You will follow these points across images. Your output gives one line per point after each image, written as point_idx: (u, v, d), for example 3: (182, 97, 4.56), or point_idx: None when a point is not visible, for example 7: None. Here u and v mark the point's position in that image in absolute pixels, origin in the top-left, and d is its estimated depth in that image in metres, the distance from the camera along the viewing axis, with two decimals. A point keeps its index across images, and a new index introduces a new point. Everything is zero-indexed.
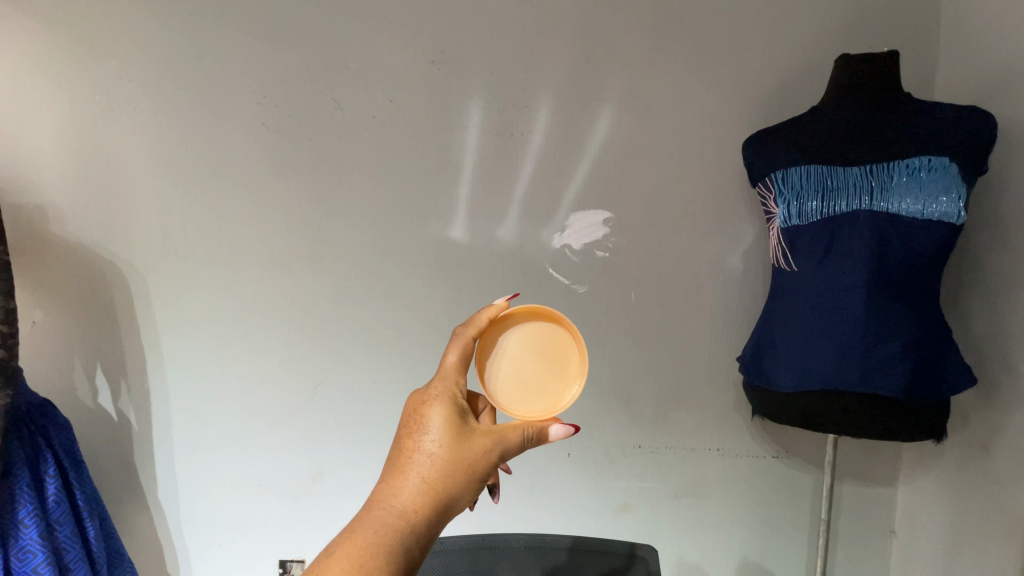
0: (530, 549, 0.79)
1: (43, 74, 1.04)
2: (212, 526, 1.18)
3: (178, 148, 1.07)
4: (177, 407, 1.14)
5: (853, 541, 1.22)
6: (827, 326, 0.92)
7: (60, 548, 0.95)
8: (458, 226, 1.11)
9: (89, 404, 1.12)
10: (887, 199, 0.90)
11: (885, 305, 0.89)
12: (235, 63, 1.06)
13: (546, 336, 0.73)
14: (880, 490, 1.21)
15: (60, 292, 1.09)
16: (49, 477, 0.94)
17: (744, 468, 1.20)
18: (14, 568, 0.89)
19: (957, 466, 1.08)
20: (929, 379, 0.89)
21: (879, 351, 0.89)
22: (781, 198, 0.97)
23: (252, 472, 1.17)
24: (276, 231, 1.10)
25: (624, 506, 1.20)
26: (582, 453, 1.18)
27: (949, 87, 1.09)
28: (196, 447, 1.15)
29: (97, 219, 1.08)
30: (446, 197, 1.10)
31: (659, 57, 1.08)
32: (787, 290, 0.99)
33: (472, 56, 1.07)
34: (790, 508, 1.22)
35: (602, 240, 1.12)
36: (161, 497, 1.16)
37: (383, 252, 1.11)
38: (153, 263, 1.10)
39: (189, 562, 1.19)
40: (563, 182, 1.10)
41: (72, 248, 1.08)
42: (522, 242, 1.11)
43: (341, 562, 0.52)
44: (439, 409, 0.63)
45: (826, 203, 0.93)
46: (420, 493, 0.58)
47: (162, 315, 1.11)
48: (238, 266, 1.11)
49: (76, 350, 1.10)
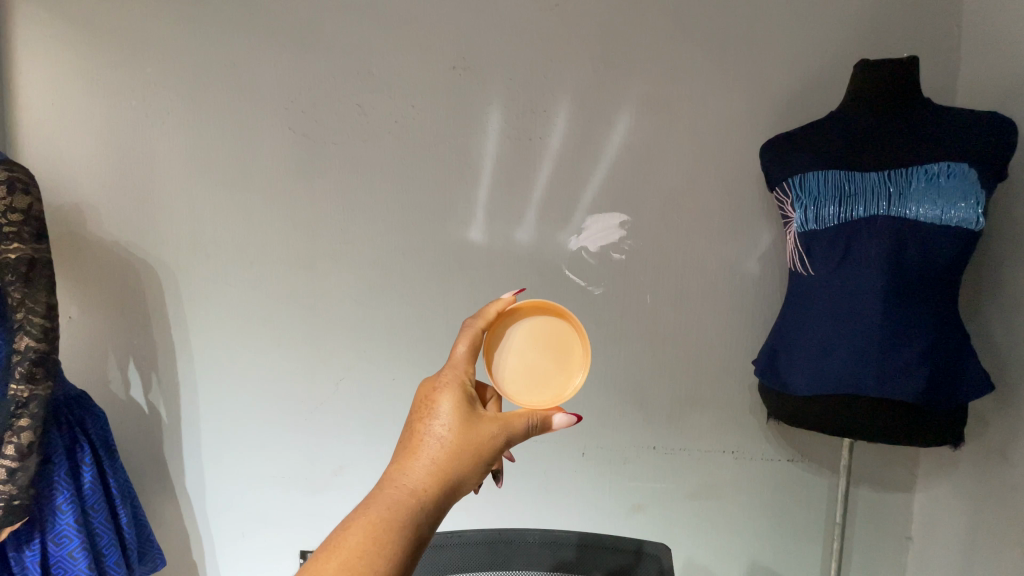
0: (545, 543, 0.81)
1: (81, 79, 1.09)
2: (237, 514, 1.22)
3: (207, 151, 1.11)
4: (204, 400, 1.18)
5: (868, 545, 1.22)
6: (843, 329, 0.93)
7: (95, 533, 0.99)
8: (477, 228, 1.13)
9: (122, 396, 1.17)
10: (905, 205, 0.90)
11: (900, 308, 0.90)
12: (264, 68, 1.09)
13: (550, 329, 0.75)
14: (896, 495, 1.20)
15: (95, 288, 1.14)
16: (86, 464, 0.98)
17: (758, 471, 1.21)
18: (52, 551, 0.94)
19: (975, 471, 1.07)
20: (945, 383, 0.89)
21: (893, 354, 0.89)
22: (799, 203, 0.98)
23: (275, 462, 1.20)
24: (300, 232, 1.14)
25: (638, 506, 1.22)
26: (596, 452, 1.20)
27: (969, 92, 1.08)
28: (222, 438, 1.19)
29: (129, 218, 1.12)
30: (466, 199, 1.13)
31: (677, 63, 1.10)
32: (803, 294, 1.00)
33: (492, 62, 1.09)
34: (804, 511, 1.22)
35: (618, 243, 1.14)
36: (188, 486, 1.21)
37: (404, 253, 1.14)
38: (182, 261, 1.14)
39: (214, 550, 1.23)
40: (581, 185, 1.12)
41: (106, 246, 1.13)
42: (539, 244, 1.13)
43: (357, 535, 0.55)
44: (448, 395, 0.65)
45: (844, 208, 0.94)
46: (430, 473, 0.60)
47: (190, 311, 1.15)
48: (264, 266, 1.14)
49: (111, 344, 1.15)
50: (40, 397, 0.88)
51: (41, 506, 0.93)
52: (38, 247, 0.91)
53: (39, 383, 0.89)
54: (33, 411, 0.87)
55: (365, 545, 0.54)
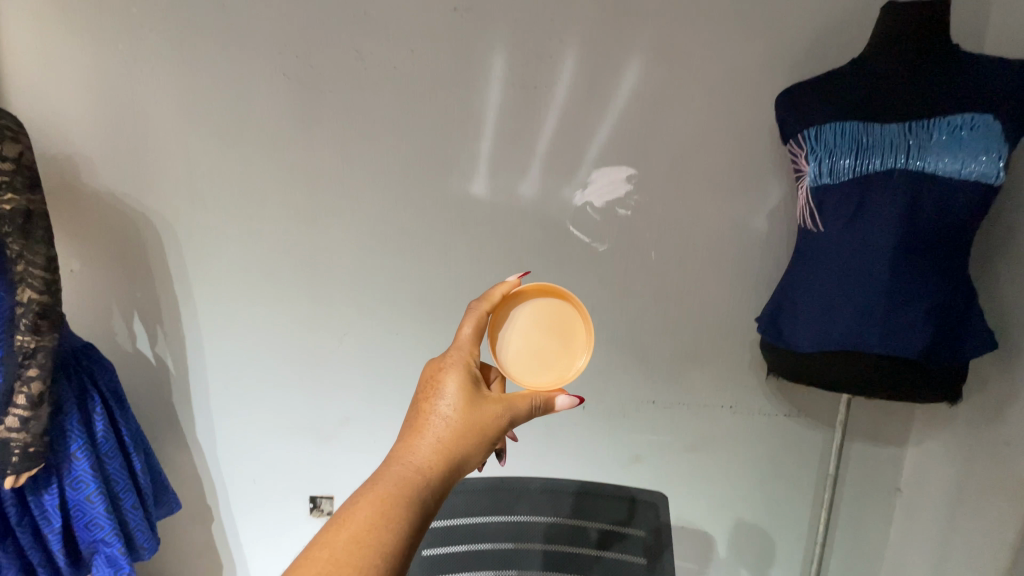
0: (546, 491, 0.84)
1: (63, 20, 1.03)
2: (247, 462, 1.26)
3: (199, 99, 1.07)
4: (209, 353, 1.19)
5: (857, 494, 1.27)
6: (850, 286, 0.92)
7: (110, 478, 1.02)
8: (480, 182, 1.11)
9: (129, 348, 1.19)
10: (923, 158, 0.87)
11: (909, 266, 0.88)
12: (254, 9, 1.03)
13: (553, 312, 0.75)
14: (889, 449, 1.23)
15: (95, 242, 1.13)
16: (97, 414, 1.00)
17: (756, 425, 1.23)
18: (70, 495, 0.97)
19: (970, 428, 1.09)
20: (948, 341, 0.89)
21: (899, 312, 0.89)
22: (813, 155, 0.95)
23: (282, 414, 1.23)
24: (299, 185, 1.11)
25: (636, 457, 1.25)
26: (596, 406, 1.22)
27: (1001, 38, 1.02)
28: (229, 390, 1.21)
29: (123, 170, 1.10)
30: (468, 152, 1.10)
31: (692, 5, 1.03)
32: (811, 250, 0.98)
33: (496, 4, 1.03)
34: (797, 464, 1.25)
35: (624, 197, 1.11)
36: (199, 435, 1.24)
37: (405, 207, 1.12)
38: (180, 215, 1.12)
39: (227, 495, 1.28)
40: (587, 137, 1.08)
41: (102, 199, 1.11)
42: (543, 199, 1.11)
43: (364, 509, 0.53)
44: (454, 375, 0.65)
45: (860, 161, 0.91)
46: (436, 451, 0.59)
47: (192, 266, 1.15)
48: (264, 219, 1.13)
49: (115, 297, 1.16)
50: (46, 348, 0.89)
51: (56, 453, 0.96)
52: (32, 197, 0.89)
53: (44, 334, 0.89)
54: (40, 362, 0.88)
55: (372, 519, 0.52)
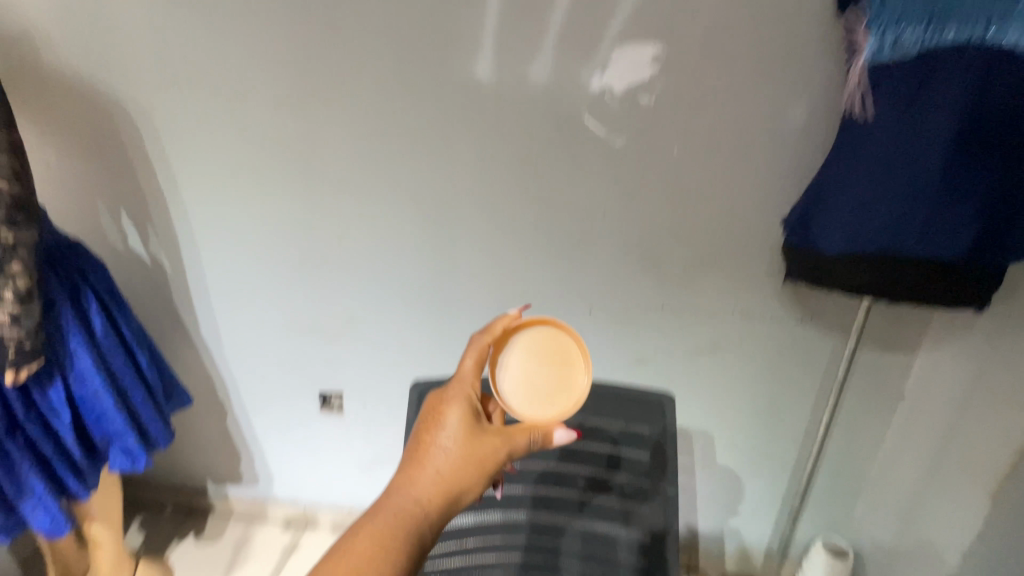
0: None
1: None
2: (255, 360, 1.27)
3: None
4: (205, 253, 1.15)
5: (857, 397, 1.28)
6: (893, 184, 0.83)
7: (116, 374, 1.03)
8: (483, 63, 0.98)
9: (120, 248, 1.16)
10: (1009, 26, 0.73)
11: (966, 161, 0.79)
12: None
13: (553, 341, 0.73)
14: (897, 356, 1.22)
15: (67, 132, 1.05)
16: (93, 312, 0.98)
17: (766, 332, 1.20)
18: (77, 390, 0.98)
19: (990, 340, 1.03)
20: (991, 244, 0.84)
21: (944, 213, 0.82)
22: (876, 24, 0.80)
23: (285, 313, 1.21)
24: (279, 66, 0.99)
25: (639, 360, 1.25)
26: (602, 310, 1.20)
27: None
28: (230, 290, 1.19)
29: (81, 47, 0.98)
30: (469, 26, 0.95)
31: None
32: (854, 142, 0.88)
33: None
34: (801, 370, 1.23)
35: (648, 81, 0.98)
36: (205, 334, 1.24)
37: (399, 92, 1.00)
38: (151, 102, 1.02)
39: (239, 390, 1.31)
40: (607, 8, 0.93)
41: (65, 82, 1.01)
42: (553, 84, 0.99)
43: (364, 540, 0.58)
44: (455, 411, 0.66)
45: (932, 30, 0.77)
46: (434, 485, 0.61)
47: (174, 159, 1.07)
48: (246, 106, 1.02)
49: (98, 193, 1.11)
50: (26, 242, 0.84)
51: (57, 350, 0.95)
52: None
53: (22, 228, 0.84)
54: (23, 257, 0.84)
55: (372, 552, 0.57)
